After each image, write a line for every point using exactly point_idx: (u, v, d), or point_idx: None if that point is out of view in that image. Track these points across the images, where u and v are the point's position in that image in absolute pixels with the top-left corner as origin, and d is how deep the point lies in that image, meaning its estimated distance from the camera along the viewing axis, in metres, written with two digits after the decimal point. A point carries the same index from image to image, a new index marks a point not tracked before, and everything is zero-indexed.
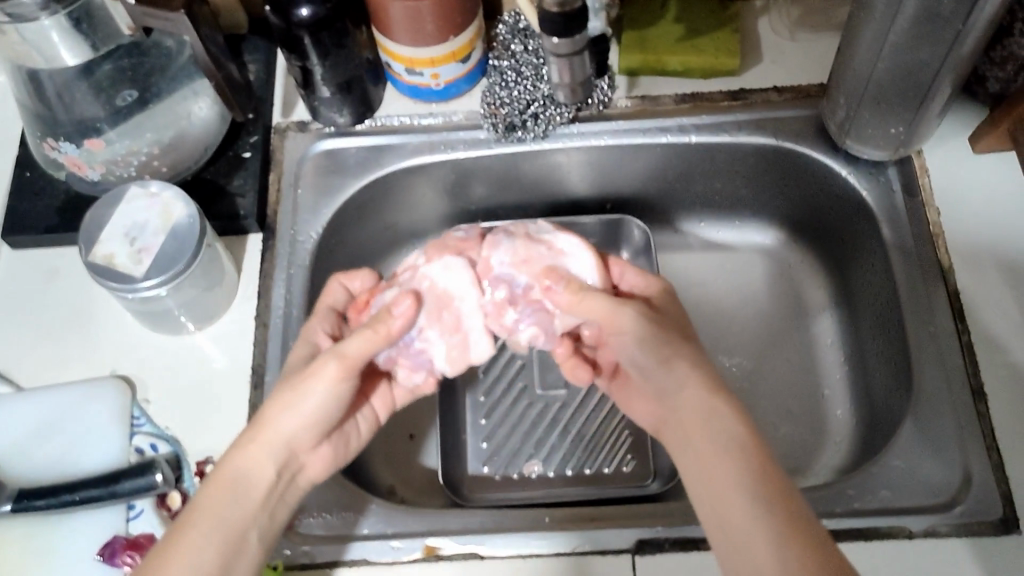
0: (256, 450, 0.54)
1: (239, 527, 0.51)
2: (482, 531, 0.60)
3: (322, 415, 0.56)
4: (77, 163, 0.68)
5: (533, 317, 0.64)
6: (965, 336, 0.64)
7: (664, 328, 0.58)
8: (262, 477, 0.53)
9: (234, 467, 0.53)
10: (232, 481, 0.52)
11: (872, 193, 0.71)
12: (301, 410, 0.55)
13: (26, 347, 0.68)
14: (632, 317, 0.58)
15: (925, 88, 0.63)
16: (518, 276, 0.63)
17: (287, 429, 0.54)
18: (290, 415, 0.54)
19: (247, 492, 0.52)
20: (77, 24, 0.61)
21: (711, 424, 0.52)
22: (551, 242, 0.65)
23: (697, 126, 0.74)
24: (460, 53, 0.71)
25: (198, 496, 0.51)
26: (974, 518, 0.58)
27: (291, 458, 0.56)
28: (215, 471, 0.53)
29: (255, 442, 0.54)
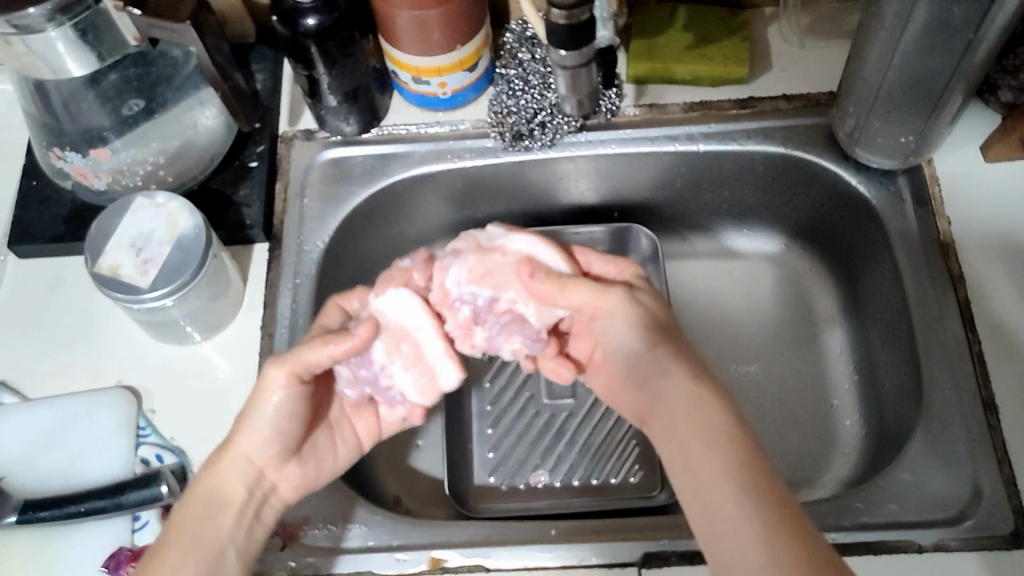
0: (223, 470, 0.54)
1: (215, 546, 0.52)
2: (487, 543, 0.60)
3: (284, 428, 0.56)
4: (83, 172, 0.68)
5: (505, 329, 0.62)
6: (976, 347, 0.64)
7: (649, 316, 0.58)
8: (233, 496, 0.54)
9: (205, 486, 0.54)
10: (202, 505, 0.53)
11: (882, 203, 0.70)
12: (262, 427, 0.55)
13: (32, 357, 0.68)
14: (619, 301, 0.58)
15: (935, 98, 0.62)
16: (482, 291, 0.61)
17: (250, 446, 0.55)
18: (249, 433, 0.55)
19: (221, 513, 0.53)
20: (83, 35, 0.61)
21: (698, 413, 0.52)
22: (506, 248, 0.63)
23: (705, 134, 0.74)
24: (467, 62, 0.71)
25: (172, 522, 0.53)
26: (984, 532, 0.57)
27: (260, 475, 0.56)
28: (187, 493, 0.54)
29: (220, 463, 0.55)
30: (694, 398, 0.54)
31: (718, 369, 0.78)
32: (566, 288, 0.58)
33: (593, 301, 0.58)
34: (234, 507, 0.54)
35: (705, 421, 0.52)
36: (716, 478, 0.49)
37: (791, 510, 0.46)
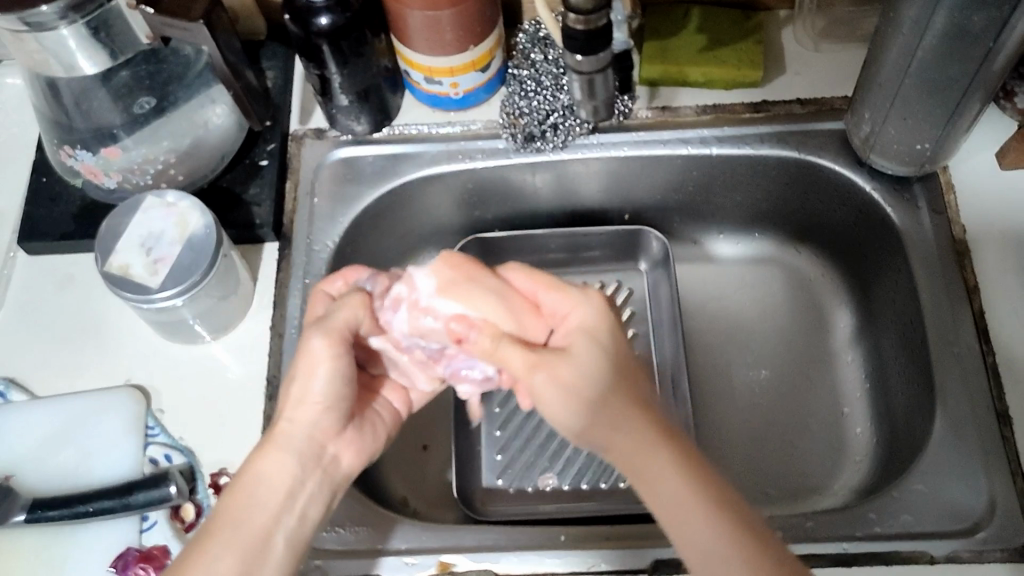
0: (274, 450, 0.52)
1: (260, 532, 0.49)
2: (496, 548, 0.60)
3: (336, 399, 0.55)
4: (94, 170, 0.68)
5: (460, 367, 0.60)
6: (990, 357, 0.63)
7: (588, 386, 0.49)
8: (286, 472, 0.52)
9: (256, 467, 0.52)
10: (250, 483, 0.51)
11: (896, 210, 0.70)
12: (314, 398, 0.54)
13: (41, 354, 0.68)
14: (551, 371, 0.50)
15: (952, 106, 0.61)
16: (430, 338, 0.60)
17: (301, 423, 0.54)
18: (301, 407, 0.54)
19: (271, 489, 0.51)
20: (96, 32, 0.60)
21: (656, 469, 0.46)
22: (436, 308, 0.59)
23: (719, 138, 0.73)
24: (479, 63, 0.70)
25: (218, 506, 0.50)
26: (997, 544, 0.57)
27: (315, 451, 0.54)
28: (239, 475, 0.52)
29: (272, 443, 0.53)
30: (641, 443, 0.47)
31: (731, 374, 0.77)
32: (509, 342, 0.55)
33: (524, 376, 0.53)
34: (285, 487, 0.51)
35: (662, 470, 0.46)
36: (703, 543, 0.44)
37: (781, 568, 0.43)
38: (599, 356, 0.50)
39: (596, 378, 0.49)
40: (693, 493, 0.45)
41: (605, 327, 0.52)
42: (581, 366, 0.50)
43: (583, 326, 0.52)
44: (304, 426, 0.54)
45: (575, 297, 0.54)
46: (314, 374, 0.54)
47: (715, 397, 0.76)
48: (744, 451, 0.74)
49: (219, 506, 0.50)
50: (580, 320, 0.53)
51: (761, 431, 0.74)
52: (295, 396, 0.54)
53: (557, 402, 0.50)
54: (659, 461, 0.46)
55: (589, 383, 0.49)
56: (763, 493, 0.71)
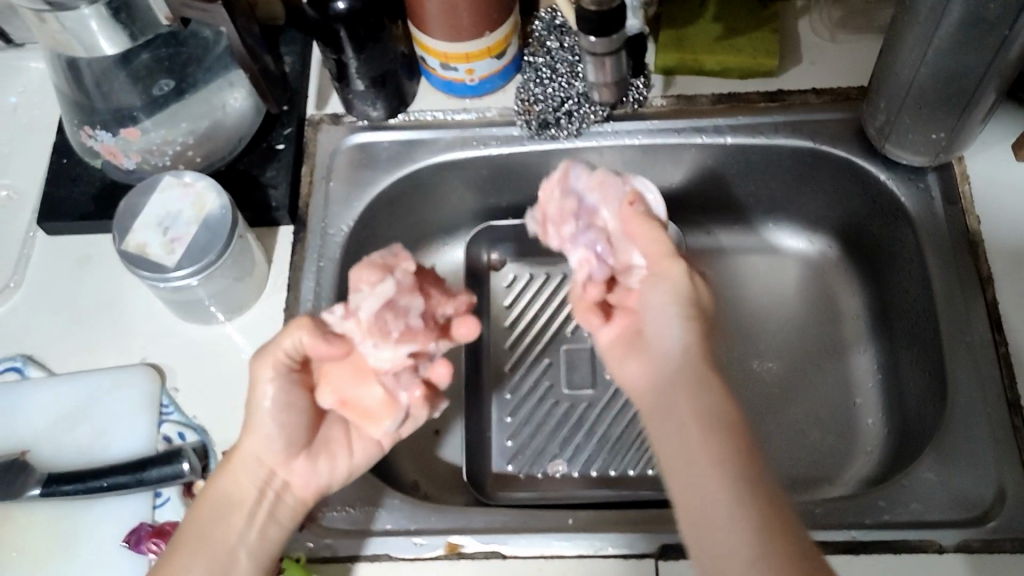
0: (232, 474, 0.56)
1: (221, 550, 0.54)
2: (506, 530, 0.60)
3: (291, 428, 0.57)
4: (114, 152, 0.69)
5: (587, 237, 0.64)
6: (1002, 347, 0.63)
7: (699, 292, 0.55)
8: (241, 497, 0.56)
9: (215, 489, 0.56)
10: (213, 505, 0.56)
11: (911, 199, 0.69)
12: (264, 433, 0.56)
13: (58, 332, 0.69)
14: (659, 289, 0.56)
15: (969, 95, 0.61)
16: (592, 194, 0.64)
17: (253, 450, 0.57)
18: (252, 437, 0.57)
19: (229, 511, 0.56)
20: (116, 14, 0.61)
21: (702, 391, 0.50)
22: (647, 188, 0.66)
23: (733, 127, 0.73)
24: (494, 49, 0.71)
25: (186, 521, 0.56)
26: (1006, 534, 0.57)
27: (270, 474, 0.57)
28: (202, 494, 0.57)
29: (229, 469, 0.57)
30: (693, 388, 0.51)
31: (742, 364, 0.77)
32: (646, 227, 0.59)
33: (659, 263, 0.57)
34: (241, 509, 0.56)
35: (710, 396, 0.50)
36: (716, 455, 0.46)
37: (784, 514, 0.44)
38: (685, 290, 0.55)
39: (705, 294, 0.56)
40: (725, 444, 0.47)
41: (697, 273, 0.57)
42: (680, 290, 0.55)
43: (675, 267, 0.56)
44: (258, 453, 0.57)
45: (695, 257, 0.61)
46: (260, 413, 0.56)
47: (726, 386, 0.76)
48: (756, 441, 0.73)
49: (188, 524, 0.56)
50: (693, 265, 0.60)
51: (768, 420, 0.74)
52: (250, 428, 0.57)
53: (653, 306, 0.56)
54: (716, 392, 0.50)
55: (699, 291, 0.55)
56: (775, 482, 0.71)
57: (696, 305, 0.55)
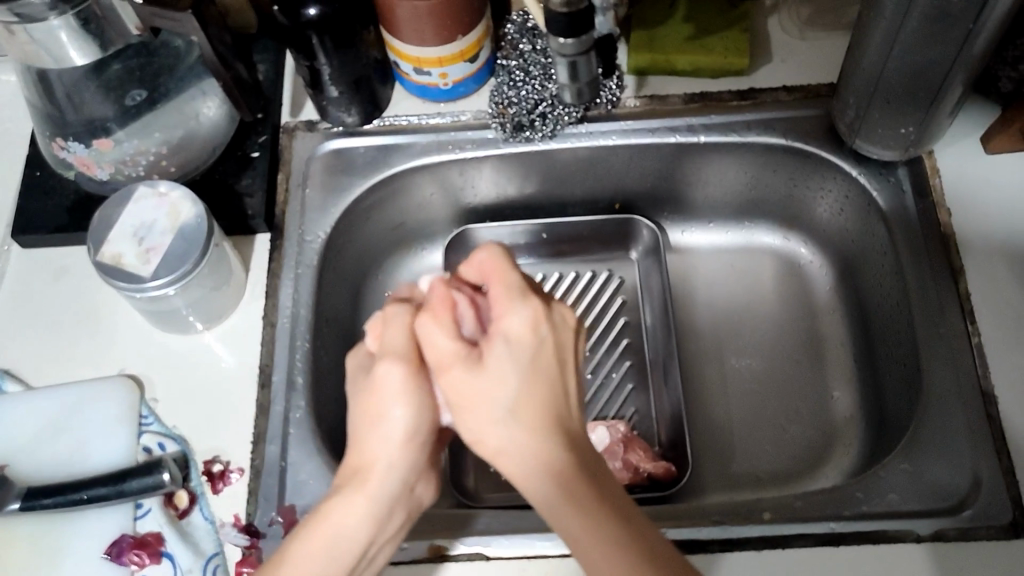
0: (360, 499, 0.49)
1: None
2: (489, 532, 0.60)
3: (417, 446, 0.51)
4: (87, 163, 0.68)
5: None
6: (975, 338, 0.63)
7: (481, 396, 0.48)
8: (365, 530, 0.49)
9: (337, 515, 0.48)
10: (326, 531, 0.48)
11: (882, 194, 0.70)
12: (384, 449, 0.50)
13: (34, 346, 0.69)
14: (459, 377, 0.48)
15: (936, 88, 0.62)
16: None
17: (388, 476, 0.50)
18: (380, 451, 0.50)
19: (349, 542, 0.48)
20: (86, 24, 0.60)
21: (518, 459, 0.46)
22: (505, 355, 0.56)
23: (706, 125, 0.74)
24: (467, 53, 0.71)
25: (293, 539, 0.48)
26: (982, 522, 0.57)
27: (403, 497, 0.51)
28: (316, 514, 0.49)
29: (359, 490, 0.49)
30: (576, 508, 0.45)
31: (720, 361, 0.78)
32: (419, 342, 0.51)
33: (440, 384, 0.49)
34: (360, 548, 0.49)
35: (525, 459, 0.46)
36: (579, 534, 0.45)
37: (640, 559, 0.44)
38: (519, 382, 0.47)
39: (505, 380, 0.47)
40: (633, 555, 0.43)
41: (538, 347, 0.48)
42: (497, 373, 0.48)
43: (506, 335, 0.49)
44: (391, 462, 0.50)
45: (522, 321, 0.49)
46: (388, 413, 0.51)
47: (705, 382, 0.77)
48: (737, 437, 0.74)
49: (287, 550, 0.48)
50: (528, 334, 0.48)
51: (746, 415, 0.75)
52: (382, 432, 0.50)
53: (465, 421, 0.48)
54: (528, 451, 0.46)
55: (498, 387, 0.47)
56: (755, 476, 0.72)
57: (502, 409, 0.47)
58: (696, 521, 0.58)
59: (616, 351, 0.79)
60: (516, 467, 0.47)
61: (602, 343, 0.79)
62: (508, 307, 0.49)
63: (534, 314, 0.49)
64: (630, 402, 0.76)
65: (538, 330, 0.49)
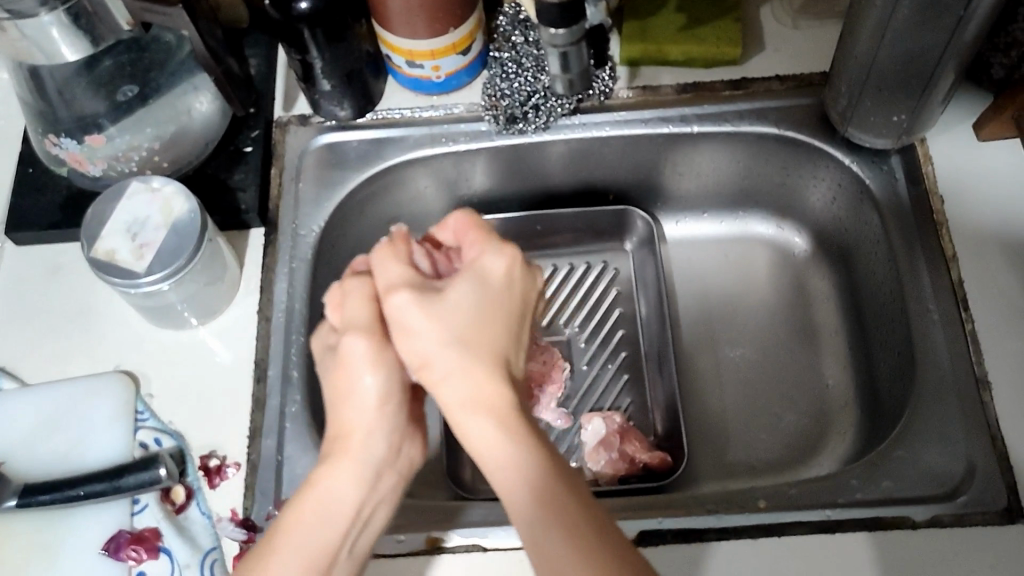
0: (345, 465, 0.51)
1: (328, 550, 0.49)
2: (486, 523, 0.60)
3: (391, 404, 0.53)
4: (79, 159, 0.68)
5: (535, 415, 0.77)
6: (968, 324, 0.64)
7: (434, 311, 0.50)
8: (352, 493, 0.50)
9: (323, 484, 0.50)
10: (316, 500, 0.49)
11: (875, 182, 0.71)
12: (359, 410, 0.53)
13: (29, 343, 0.68)
14: (416, 295, 0.51)
15: (928, 75, 0.62)
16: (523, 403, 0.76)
17: (366, 436, 0.53)
18: (357, 412, 0.53)
19: (339, 509, 0.50)
20: (77, 20, 0.60)
21: (460, 377, 0.49)
22: None
23: (699, 115, 0.74)
24: (460, 45, 0.71)
25: (284, 513, 0.49)
26: (977, 507, 0.57)
27: (386, 464, 0.53)
28: (304, 486, 0.50)
29: (343, 457, 0.52)
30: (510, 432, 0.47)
31: (715, 350, 0.78)
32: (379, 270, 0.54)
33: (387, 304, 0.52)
34: (351, 511, 0.50)
35: (468, 381, 0.49)
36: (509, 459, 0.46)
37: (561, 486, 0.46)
38: (474, 310, 0.51)
39: (464, 305, 0.51)
40: (553, 476, 0.46)
41: (503, 287, 0.53)
42: (458, 298, 0.51)
43: (480, 272, 0.53)
44: (370, 428, 0.53)
45: (493, 263, 0.53)
46: (360, 382, 0.53)
47: (700, 371, 0.77)
48: (732, 427, 0.74)
49: (278, 523, 0.49)
50: (500, 275, 0.53)
51: (740, 404, 0.75)
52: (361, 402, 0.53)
53: (408, 332, 0.50)
54: (472, 372, 0.49)
55: (457, 306, 0.51)
56: (750, 465, 0.72)
57: (456, 326, 0.50)
58: (691, 511, 0.58)
59: (611, 342, 0.79)
60: (454, 387, 0.49)
61: (597, 333, 0.80)
62: (482, 250, 0.54)
63: (506, 262, 0.54)
64: (626, 393, 0.76)
65: (510, 275, 0.54)
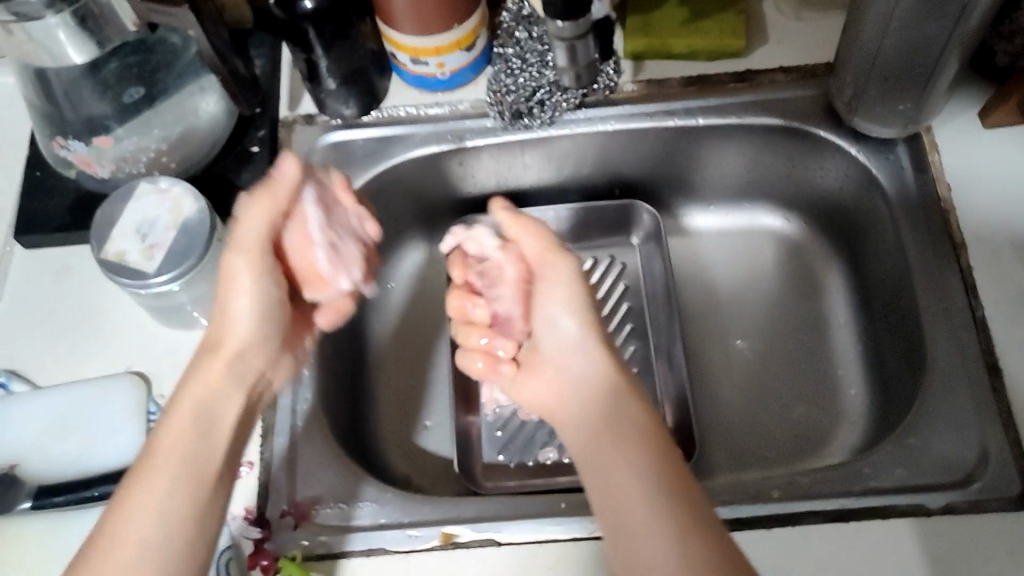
0: (216, 373, 0.55)
1: (210, 463, 0.51)
2: (499, 518, 0.60)
3: (265, 326, 0.59)
4: (87, 161, 0.68)
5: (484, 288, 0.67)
6: (979, 311, 0.64)
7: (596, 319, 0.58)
8: (232, 402, 0.55)
9: (193, 403, 0.53)
10: (197, 417, 0.52)
11: (883, 172, 0.71)
12: (241, 318, 0.58)
13: (40, 345, 0.69)
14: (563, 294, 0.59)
15: (933, 63, 0.62)
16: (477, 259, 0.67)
17: (233, 343, 0.57)
18: (235, 320, 0.57)
19: (224, 408, 0.54)
20: (83, 22, 0.60)
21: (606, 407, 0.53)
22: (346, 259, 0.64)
23: (704, 108, 0.74)
24: (464, 42, 0.71)
25: (157, 442, 0.50)
26: (990, 494, 0.57)
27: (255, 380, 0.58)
28: (171, 408, 0.53)
29: (210, 366, 0.56)
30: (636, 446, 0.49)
31: (725, 343, 0.78)
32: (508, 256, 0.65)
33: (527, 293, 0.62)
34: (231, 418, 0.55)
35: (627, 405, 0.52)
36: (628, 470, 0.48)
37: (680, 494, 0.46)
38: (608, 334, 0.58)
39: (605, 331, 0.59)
40: (665, 480, 0.47)
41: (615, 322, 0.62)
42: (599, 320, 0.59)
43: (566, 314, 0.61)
44: (244, 346, 0.58)
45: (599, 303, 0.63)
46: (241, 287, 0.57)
47: (709, 364, 0.77)
48: (743, 418, 0.74)
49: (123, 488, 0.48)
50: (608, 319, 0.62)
51: (749, 396, 0.75)
52: (212, 366, 0.56)
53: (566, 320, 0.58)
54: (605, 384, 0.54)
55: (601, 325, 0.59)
56: (761, 456, 0.72)
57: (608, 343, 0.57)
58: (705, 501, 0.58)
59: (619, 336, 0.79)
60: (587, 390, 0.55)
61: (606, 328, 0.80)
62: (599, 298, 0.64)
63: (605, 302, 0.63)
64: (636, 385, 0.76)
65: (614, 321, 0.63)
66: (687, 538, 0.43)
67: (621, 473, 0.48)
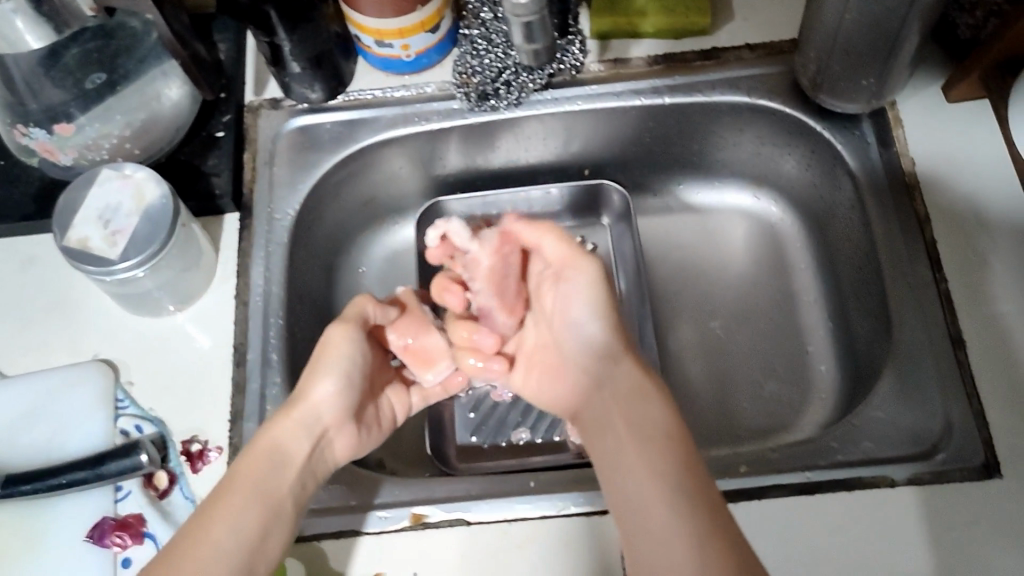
0: (292, 422, 0.56)
1: (275, 500, 0.53)
2: (468, 498, 0.60)
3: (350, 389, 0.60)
4: (49, 148, 0.68)
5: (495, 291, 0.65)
6: (943, 285, 0.64)
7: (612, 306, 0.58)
8: (297, 446, 0.56)
9: (268, 442, 0.55)
10: (264, 455, 0.55)
11: (848, 148, 0.71)
12: (325, 397, 0.58)
13: (8, 334, 0.68)
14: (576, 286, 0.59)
15: (896, 37, 0.62)
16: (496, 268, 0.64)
17: (319, 406, 0.58)
18: (323, 386, 0.58)
19: (290, 460, 0.56)
20: (38, 6, 0.59)
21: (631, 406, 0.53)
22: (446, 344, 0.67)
23: (671, 87, 0.74)
24: (428, 23, 0.71)
25: (231, 474, 0.54)
26: (954, 465, 0.58)
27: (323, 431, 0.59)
28: (251, 445, 0.55)
29: (292, 414, 0.57)
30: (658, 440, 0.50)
31: (697, 322, 0.79)
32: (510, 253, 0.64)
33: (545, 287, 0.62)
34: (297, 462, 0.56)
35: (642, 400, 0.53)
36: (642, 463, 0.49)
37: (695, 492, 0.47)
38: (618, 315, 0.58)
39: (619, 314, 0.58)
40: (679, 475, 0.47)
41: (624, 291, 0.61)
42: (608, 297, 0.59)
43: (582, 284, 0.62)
44: (325, 401, 0.58)
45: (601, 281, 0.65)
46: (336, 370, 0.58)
47: (682, 343, 0.78)
48: (716, 396, 0.75)
49: (200, 514, 0.51)
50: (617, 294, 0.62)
51: (722, 374, 0.76)
52: (286, 420, 0.56)
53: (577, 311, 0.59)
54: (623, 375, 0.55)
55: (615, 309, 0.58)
56: (734, 433, 0.73)
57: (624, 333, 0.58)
58: None
59: None
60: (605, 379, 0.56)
61: None
62: None
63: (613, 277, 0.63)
64: None
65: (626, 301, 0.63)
66: (697, 543, 0.44)
67: (636, 484, 0.48)
